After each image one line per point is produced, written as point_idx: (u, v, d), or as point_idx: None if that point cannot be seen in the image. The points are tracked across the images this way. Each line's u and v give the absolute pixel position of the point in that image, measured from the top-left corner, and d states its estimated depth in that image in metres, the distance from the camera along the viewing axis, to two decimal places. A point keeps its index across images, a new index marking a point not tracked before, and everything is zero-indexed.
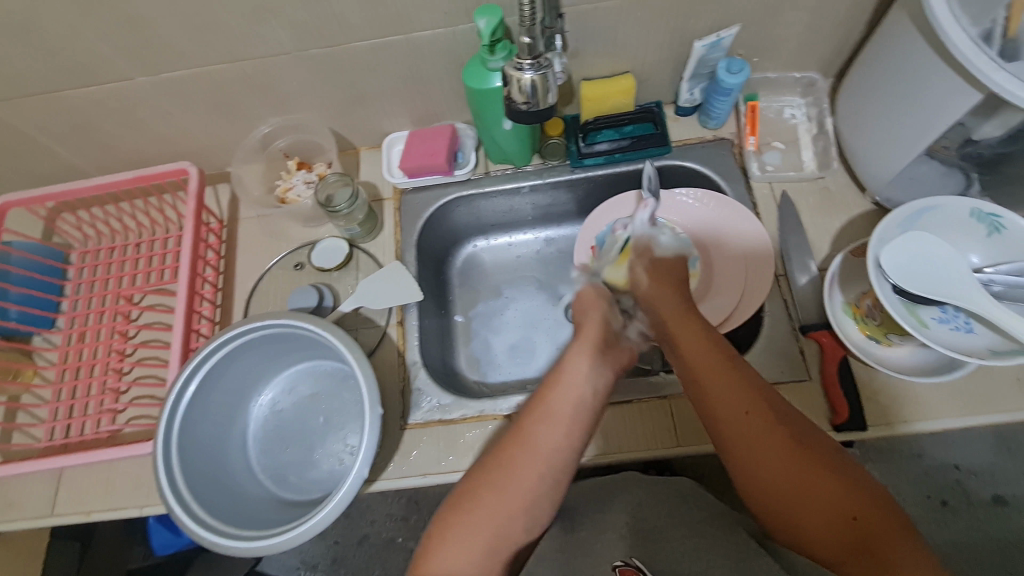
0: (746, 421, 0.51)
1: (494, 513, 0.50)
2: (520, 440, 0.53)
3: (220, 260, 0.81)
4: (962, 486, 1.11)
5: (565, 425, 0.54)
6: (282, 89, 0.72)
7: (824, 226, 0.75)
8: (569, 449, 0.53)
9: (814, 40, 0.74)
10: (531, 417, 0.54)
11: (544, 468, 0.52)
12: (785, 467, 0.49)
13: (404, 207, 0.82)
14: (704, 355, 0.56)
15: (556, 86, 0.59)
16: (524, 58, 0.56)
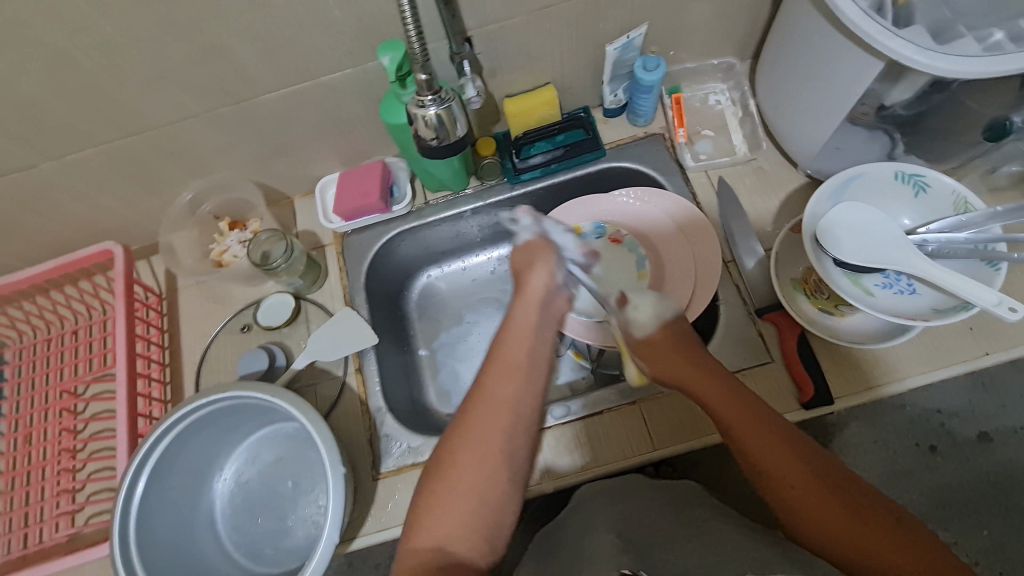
0: (790, 483, 0.47)
1: (466, 489, 0.46)
2: (478, 410, 0.49)
3: (163, 335, 0.78)
4: (947, 429, 1.13)
5: (520, 382, 0.50)
6: (198, 152, 0.70)
7: (764, 206, 0.75)
8: (532, 397, 0.50)
9: (724, 26, 0.75)
10: (496, 370, 0.52)
11: (507, 421, 0.49)
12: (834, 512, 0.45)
13: (347, 250, 0.80)
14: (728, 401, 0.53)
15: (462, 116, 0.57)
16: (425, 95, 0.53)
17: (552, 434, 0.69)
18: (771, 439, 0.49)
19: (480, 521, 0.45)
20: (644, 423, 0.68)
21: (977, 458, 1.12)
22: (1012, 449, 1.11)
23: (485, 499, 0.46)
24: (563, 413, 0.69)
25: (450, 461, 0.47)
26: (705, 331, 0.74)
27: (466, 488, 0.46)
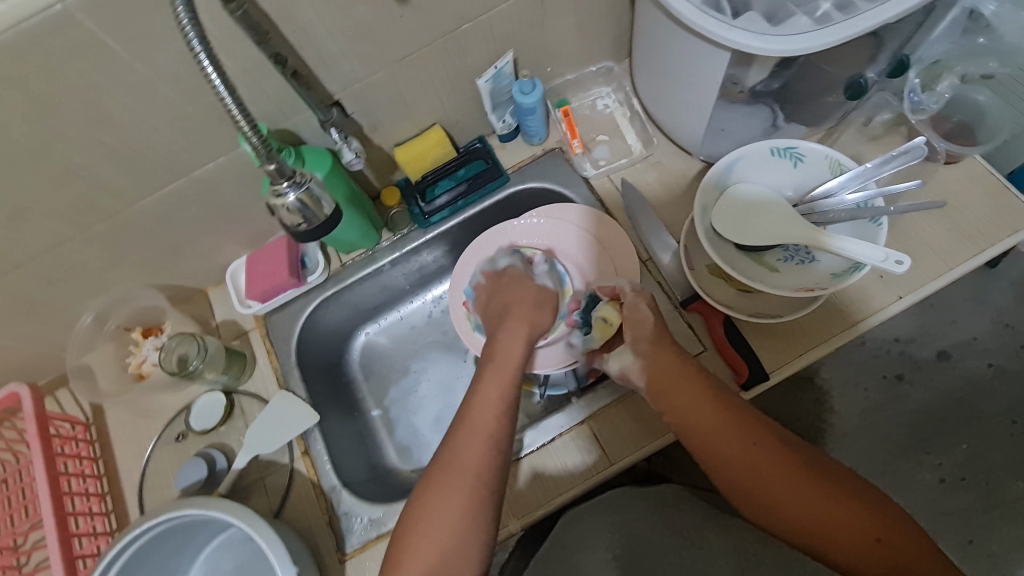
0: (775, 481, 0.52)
1: (438, 538, 0.50)
2: (456, 466, 0.54)
3: (96, 465, 0.74)
4: (907, 356, 1.17)
5: (489, 440, 0.55)
6: (87, 272, 0.67)
7: (670, 198, 0.76)
8: (496, 448, 0.55)
9: (591, 35, 0.76)
10: (464, 423, 0.57)
11: (474, 474, 0.53)
12: (819, 505, 0.51)
13: (271, 331, 0.78)
14: (705, 418, 0.55)
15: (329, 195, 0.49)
16: (278, 182, 0.45)
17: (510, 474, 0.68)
18: (756, 453, 0.53)
19: (445, 569, 0.50)
20: (597, 440, 0.66)
21: (942, 377, 1.15)
22: (972, 360, 1.15)
23: (457, 546, 0.50)
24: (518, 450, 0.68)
25: (432, 511, 0.51)
26: None
27: (439, 536, 0.50)
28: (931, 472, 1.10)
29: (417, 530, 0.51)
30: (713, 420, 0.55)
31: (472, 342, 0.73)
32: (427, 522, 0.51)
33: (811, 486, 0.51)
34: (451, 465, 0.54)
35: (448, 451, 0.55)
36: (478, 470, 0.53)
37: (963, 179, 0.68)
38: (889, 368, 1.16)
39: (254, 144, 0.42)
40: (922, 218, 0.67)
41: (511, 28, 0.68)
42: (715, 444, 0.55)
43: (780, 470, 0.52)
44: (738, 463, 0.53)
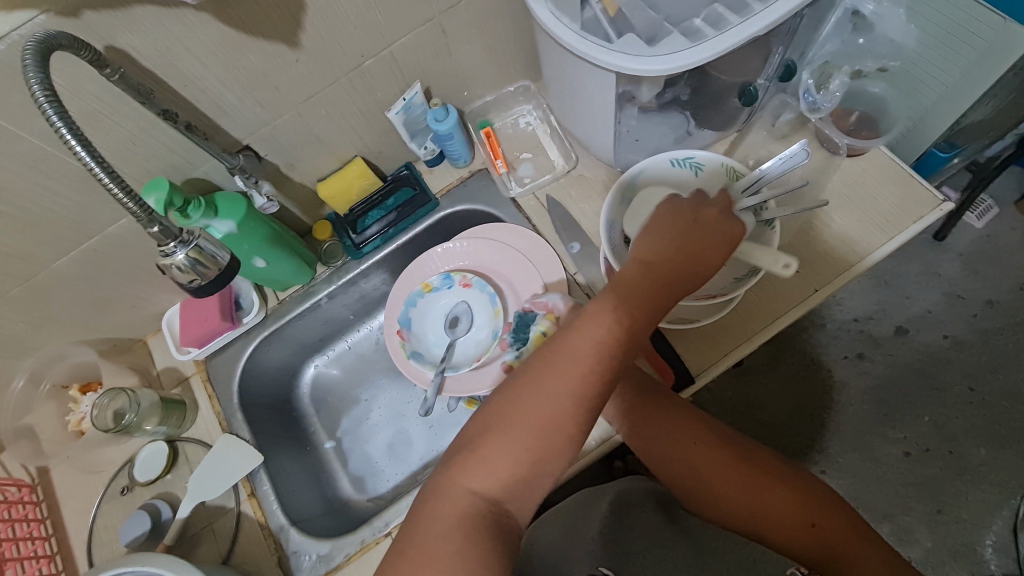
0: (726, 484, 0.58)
1: (495, 485, 0.45)
2: (522, 411, 0.46)
3: (43, 525, 0.72)
4: (868, 333, 1.19)
5: (584, 369, 0.46)
6: (11, 335, 0.67)
7: (594, 210, 0.78)
8: (566, 417, 0.45)
9: (502, 57, 0.77)
10: (528, 385, 0.47)
11: (536, 436, 0.45)
12: (764, 500, 0.57)
13: (212, 375, 0.78)
14: (663, 424, 0.59)
15: (223, 249, 0.50)
16: (166, 242, 0.46)
17: None
18: (711, 455, 0.59)
19: (533, 493, 0.45)
20: None
21: (898, 351, 1.17)
22: (925, 332, 1.17)
23: (519, 485, 0.45)
24: None
25: (504, 442, 0.45)
26: None
27: (509, 468, 0.45)
28: (895, 446, 1.12)
29: (496, 453, 0.45)
30: (667, 426, 0.59)
31: (410, 370, 0.74)
32: (481, 462, 0.45)
33: (755, 482, 0.57)
34: (568, 354, 0.47)
35: (506, 402, 0.47)
36: (563, 410, 0.46)
37: (870, 170, 0.70)
38: (851, 347, 1.18)
39: (131, 207, 0.43)
40: (834, 210, 0.69)
41: (416, 59, 0.69)
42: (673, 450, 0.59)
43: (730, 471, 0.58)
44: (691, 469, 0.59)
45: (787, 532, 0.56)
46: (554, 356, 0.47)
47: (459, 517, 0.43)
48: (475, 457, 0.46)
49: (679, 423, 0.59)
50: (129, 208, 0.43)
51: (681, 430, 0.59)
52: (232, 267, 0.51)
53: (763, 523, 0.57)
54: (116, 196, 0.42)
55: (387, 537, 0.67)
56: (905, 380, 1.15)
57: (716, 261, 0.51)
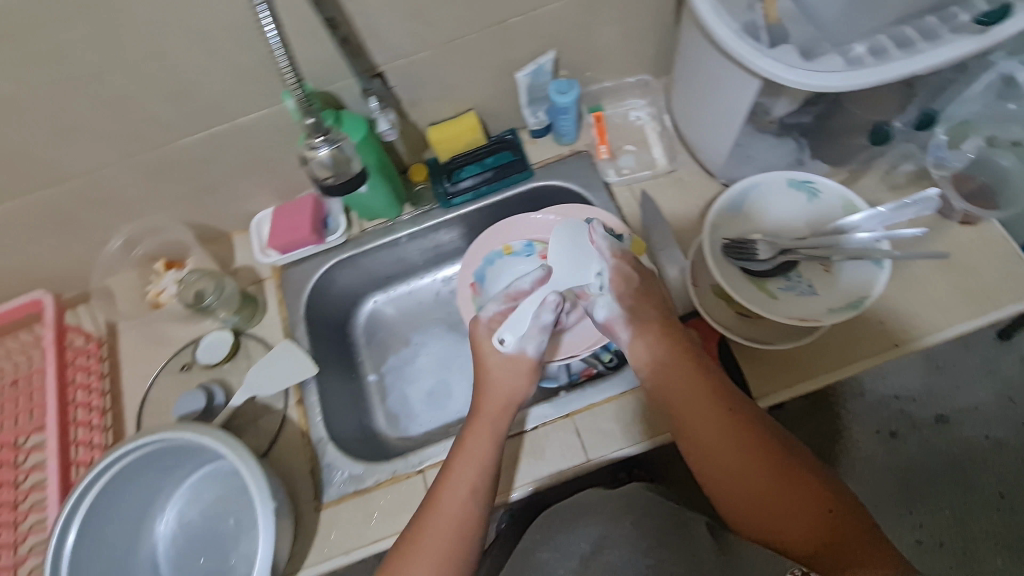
0: (728, 450, 0.54)
1: (435, 549, 0.54)
2: (434, 503, 0.57)
3: (103, 380, 0.77)
4: (906, 413, 1.16)
5: (482, 454, 0.59)
6: (122, 199, 0.71)
7: (686, 215, 0.78)
8: (475, 496, 0.57)
9: (633, 46, 0.78)
10: (445, 475, 0.59)
11: (456, 521, 0.56)
12: (766, 479, 0.52)
13: (286, 283, 0.82)
14: (681, 377, 0.58)
15: (354, 153, 0.60)
16: (314, 138, 0.57)
17: None
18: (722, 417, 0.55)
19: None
20: (580, 437, 0.66)
21: (936, 439, 1.14)
22: (970, 428, 1.14)
23: (455, 552, 0.55)
24: None
25: (428, 522, 0.56)
26: None
27: (443, 537, 0.55)
28: (908, 532, 1.09)
29: (426, 529, 0.56)
30: (684, 378, 0.58)
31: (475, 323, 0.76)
32: (411, 562, 0.54)
33: (762, 460, 0.53)
34: (450, 464, 0.59)
35: (432, 496, 0.58)
36: (461, 504, 0.57)
37: (979, 240, 0.68)
38: (887, 423, 1.16)
39: (295, 98, 0.54)
40: (931, 272, 0.68)
41: (556, 28, 0.70)
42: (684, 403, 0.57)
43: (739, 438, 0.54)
44: (694, 425, 0.56)
45: (786, 529, 0.50)
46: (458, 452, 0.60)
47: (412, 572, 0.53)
48: (414, 537, 0.55)
49: (694, 380, 0.58)
50: (293, 95, 0.52)
51: (701, 386, 0.57)
52: (360, 177, 0.61)
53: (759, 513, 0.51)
54: (287, 84, 0.52)
55: (420, 473, 0.69)
56: (936, 469, 1.12)
57: (512, 389, 0.64)
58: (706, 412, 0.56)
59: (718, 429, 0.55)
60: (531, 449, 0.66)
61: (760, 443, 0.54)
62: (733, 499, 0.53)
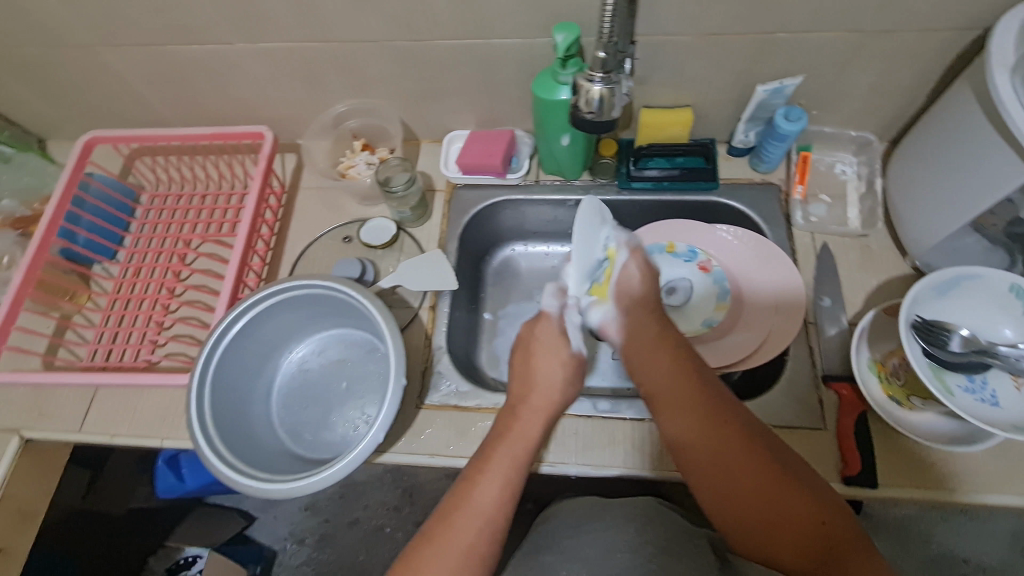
0: (720, 452, 0.53)
1: (483, 509, 0.53)
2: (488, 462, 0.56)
3: (276, 222, 0.86)
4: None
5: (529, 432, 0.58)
6: (361, 73, 0.77)
7: (861, 282, 0.75)
8: (508, 495, 0.54)
9: (876, 102, 0.75)
10: (472, 476, 0.55)
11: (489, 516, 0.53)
12: (758, 484, 0.51)
13: (454, 201, 0.86)
14: (673, 375, 0.58)
15: (622, 103, 0.61)
16: (595, 72, 0.59)
17: (588, 422, 0.71)
18: (710, 417, 0.54)
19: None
20: None
21: None
22: None
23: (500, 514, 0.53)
24: (606, 408, 0.71)
25: (478, 485, 0.54)
26: (764, 379, 0.75)
27: (491, 501, 0.53)
28: None
29: (480, 484, 0.54)
30: (674, 375, 0.58)
31: None
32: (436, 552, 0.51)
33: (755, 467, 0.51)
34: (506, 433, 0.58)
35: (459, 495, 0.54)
36: (513, 466, 0.56)
37: None
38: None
39: (603, 31, 0.55)
40: None
41: (815, 57, 0.69)
42: (675, 401, 0.56)
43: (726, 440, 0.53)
44: (688, 426, 0.55)
45: (775, 538, 0.49)
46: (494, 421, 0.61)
47: (463, 522, 0.52)
48: (462, 500, 0.54)
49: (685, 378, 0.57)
50: (601, 33, 0.55)
51: (690, 387, 0.57)
52: (613, 124, 0.62)
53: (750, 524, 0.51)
54: (601, 21, 0.55)
55: None
56: None
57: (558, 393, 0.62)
58: (695, 411, 0.55)
59: (710, 433, 0.54)
60: (635, 438, 0.69)
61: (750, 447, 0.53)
62: (721, 506, 0.52)
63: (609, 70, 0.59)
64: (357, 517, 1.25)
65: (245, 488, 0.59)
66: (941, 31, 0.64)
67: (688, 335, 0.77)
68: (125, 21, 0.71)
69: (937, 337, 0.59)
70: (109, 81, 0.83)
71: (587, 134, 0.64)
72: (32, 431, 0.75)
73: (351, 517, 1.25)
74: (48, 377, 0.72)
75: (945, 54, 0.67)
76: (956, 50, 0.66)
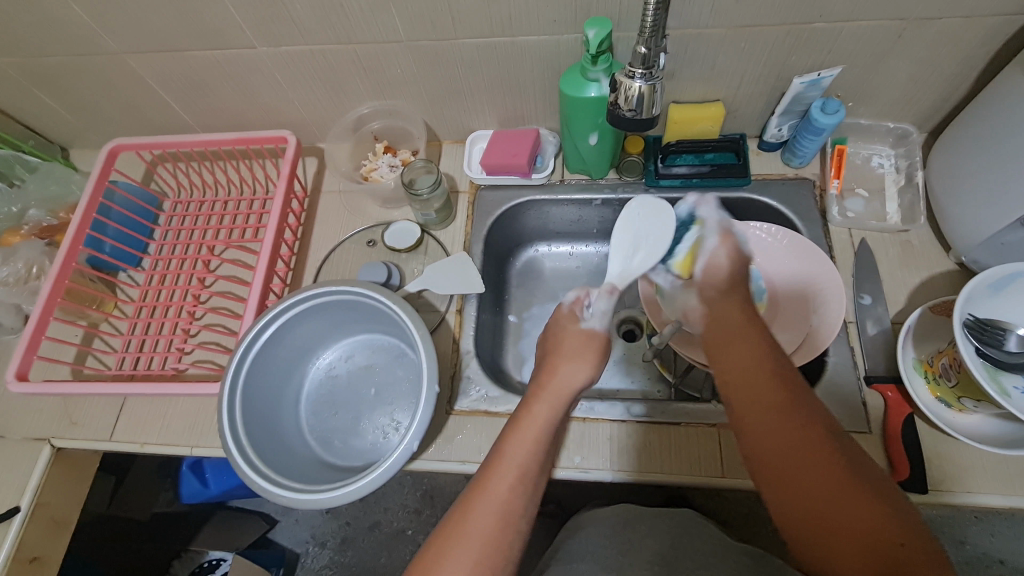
0: (782, 437, 0.46)
1: (500, 497, 0.48)
2: (506, 447, 0.51)
3: (299, 226, 0.85)
4: None
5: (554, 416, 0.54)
6: (384, 73, 0.76)
7: (902, 280, 0.73)
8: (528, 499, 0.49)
9: (917, 92, 0.73)
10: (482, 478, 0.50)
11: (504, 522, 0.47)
12: (816, 486, 0.43)
13: (478, 202, 0.85)
14: (744, 363, 0.50)
15: (662, 99, 0.60)
16: (636, 68, 0.57)
17: (621, 427, 0.69)
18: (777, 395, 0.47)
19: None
20: (720, 448, 0.67)
21: None
22: None
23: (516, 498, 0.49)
24: (640, 413, 0.70)
25: (492, 474, 0.50)
26: (802, 381, 0.73)
27: (509, 487, 0.49)
28: None
29: (498, 469, 0.50)
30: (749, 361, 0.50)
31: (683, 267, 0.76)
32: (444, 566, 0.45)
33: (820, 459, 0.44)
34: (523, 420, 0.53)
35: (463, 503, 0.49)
36: (529, 449, 0.51)
37: None
38: None
39: (645, 25, 0.54)
40: None
41: (854, 47, 0.67)
42: (738, 375, 0.50)
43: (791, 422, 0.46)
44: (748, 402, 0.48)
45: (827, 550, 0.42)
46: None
47: (476, 513, 0.48)
48: (478, 484, 0.49)
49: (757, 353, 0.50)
50: (642, 29, 0.53)
51: (762, 363, 0.49)
52: (652, 121, 0.61)
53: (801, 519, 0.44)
54: (643, 17, 0.52)
55: None
56: None
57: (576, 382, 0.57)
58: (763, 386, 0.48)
59: (773, 415, 0.47)
60: (669, 444, 0.68)
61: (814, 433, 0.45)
62: (773, 487, 0.46)
63: (650, 64, 0.57)
64: (378, 519, 1.25)
65: (279, 499, 0.58)
66: (990, 17, 0.61)
67: None
68: (148, 27, 0.71)
69: (992, 336, 0.58)
70: (132, 89, 0.83)
71: (626, 132, 0.63)
72: (63, 440, 0.75)
73: (372, 520, 1.25)
74: (78, 387, 0.71)
75: (992, 41, 0.64)
76: (1005, 36, 0.63)
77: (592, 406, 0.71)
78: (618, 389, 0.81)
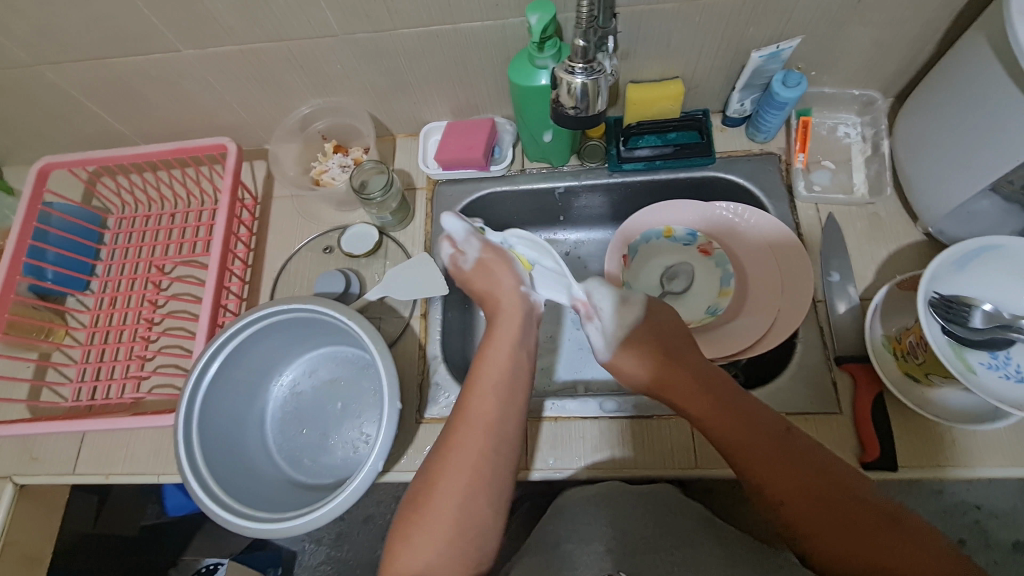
0: (761, 441, 0.55)
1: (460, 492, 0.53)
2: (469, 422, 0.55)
3: (251, 238, 0.82)
4: (982, 527, 0.99)
5: (504, 397, 0.60)
6: (324, 70, 0.72)
7: (871, 253, 0.72)
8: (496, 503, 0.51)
9: (881, 57, 0.70)
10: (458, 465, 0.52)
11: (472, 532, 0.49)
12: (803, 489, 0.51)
13: (437, 198, 0.81)
14: (697, 400, 0.60)
15: (607, 91, 0.57)
16: (576, 62, 0.54)
17: (595, 423, 0.68)
18: (763, 445, 0.55)
19: None
20: (693, 438, 0.66)
21: None
22: None
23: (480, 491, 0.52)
24: (613, 408, 0.69)
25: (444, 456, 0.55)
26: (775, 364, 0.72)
27: None
28: None
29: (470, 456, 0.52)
30: (702, 400, 0.59)
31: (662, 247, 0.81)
32: None
33: (800, 472, 0.52)
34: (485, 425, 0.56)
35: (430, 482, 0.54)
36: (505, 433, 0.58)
37: None
38: (955, 530, 0.98)
39: (581, 16, 0.51)
40: None
41: (814, 15, 0.64)
42: (709, 422, 0.58)
43: (779, 460, 0.53)
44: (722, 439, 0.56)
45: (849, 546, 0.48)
46: (469, 418, 0.58)
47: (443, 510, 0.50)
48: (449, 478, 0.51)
49: (709, 395, 0.59)
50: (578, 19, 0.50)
51: (701, 388, 0.60)
52: (598, 116, 0.58)
53: (824, 531, 0.49)
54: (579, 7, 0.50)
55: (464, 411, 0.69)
56: None
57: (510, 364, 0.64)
58: (778, 477, 0.53)
59: (747, 433, 0.56)
60: (640, 436, 0.67)
61: (794, 466, 0.53)
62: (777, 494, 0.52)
63: (591, 58, 0.55)
64: (371, 512, 1.24)
65: (244, 531, 0.56)
66: None
67: (693, 326, 0.77)
68: (59, 37, 0.65)
69: (958, 314, 0.56)
70: (56, 102, 0.77)
71: (573, 130, 0.60)
72: (25, 477, 0.73)
73: (366, 513, 1.25)
74: (31, 426, 0.69)
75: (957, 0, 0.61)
76: None
77: (564, 404, 0.70)
78: (593, 379, 0.81)
